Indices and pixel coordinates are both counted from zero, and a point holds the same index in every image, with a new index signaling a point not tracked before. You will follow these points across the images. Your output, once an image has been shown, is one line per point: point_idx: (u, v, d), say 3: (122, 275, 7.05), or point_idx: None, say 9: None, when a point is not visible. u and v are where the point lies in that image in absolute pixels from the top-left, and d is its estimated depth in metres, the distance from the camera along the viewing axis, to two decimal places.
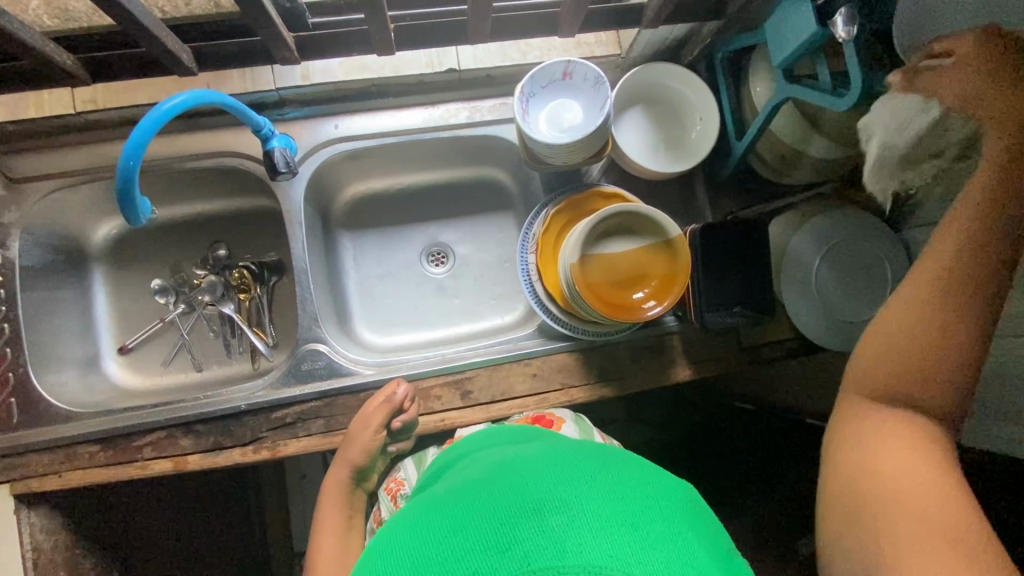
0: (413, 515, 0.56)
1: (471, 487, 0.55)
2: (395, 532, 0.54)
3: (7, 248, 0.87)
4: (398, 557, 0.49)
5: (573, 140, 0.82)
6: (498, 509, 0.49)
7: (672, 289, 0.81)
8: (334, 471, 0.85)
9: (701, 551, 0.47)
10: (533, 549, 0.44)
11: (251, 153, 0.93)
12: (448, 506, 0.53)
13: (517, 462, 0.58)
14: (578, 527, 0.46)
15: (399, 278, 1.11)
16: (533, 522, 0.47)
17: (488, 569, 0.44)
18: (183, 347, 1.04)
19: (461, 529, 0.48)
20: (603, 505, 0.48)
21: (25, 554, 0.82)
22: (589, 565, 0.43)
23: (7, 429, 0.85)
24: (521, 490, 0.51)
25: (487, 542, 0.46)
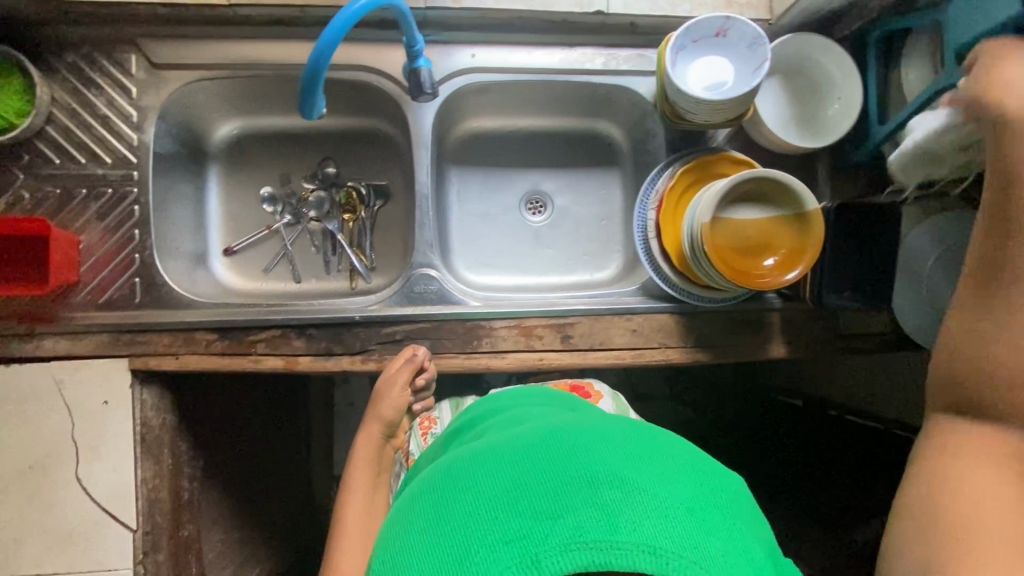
0: (454, 462, 0.57)
1: (517, 442, 0.55)
2: (439, 479, 0.55)
3: (143, 132, 0.88)
4: (443, 510, 0.50)
5: (723, 97, 0.80)
6: (552, 473, 0.49)
7: (804, 256, 0.81)
8: (365, 436, 0.88)
9: (748, 543, 0.48)
10: (585, 521, 0.45)
11: (387, 71, 0.92)
12: (492, 462, 0.53)
13: (563, 424, 0.57)
14: (631, 505, 0.46)
15: (498, 220, 1.12)
16: (586, 494, 0.47)
17: (543, 535, 0.44)
18: (285, 257, 1.06)
19: (513, 491, 0.48)
20: (658, 487, 0.48)
21: (136, 426, 0.86)
22: (644, 546, 0.43)
23: (129, 307, 0.87)
24: (573, 458, 0.51)
25: (540, 508, 0.46)
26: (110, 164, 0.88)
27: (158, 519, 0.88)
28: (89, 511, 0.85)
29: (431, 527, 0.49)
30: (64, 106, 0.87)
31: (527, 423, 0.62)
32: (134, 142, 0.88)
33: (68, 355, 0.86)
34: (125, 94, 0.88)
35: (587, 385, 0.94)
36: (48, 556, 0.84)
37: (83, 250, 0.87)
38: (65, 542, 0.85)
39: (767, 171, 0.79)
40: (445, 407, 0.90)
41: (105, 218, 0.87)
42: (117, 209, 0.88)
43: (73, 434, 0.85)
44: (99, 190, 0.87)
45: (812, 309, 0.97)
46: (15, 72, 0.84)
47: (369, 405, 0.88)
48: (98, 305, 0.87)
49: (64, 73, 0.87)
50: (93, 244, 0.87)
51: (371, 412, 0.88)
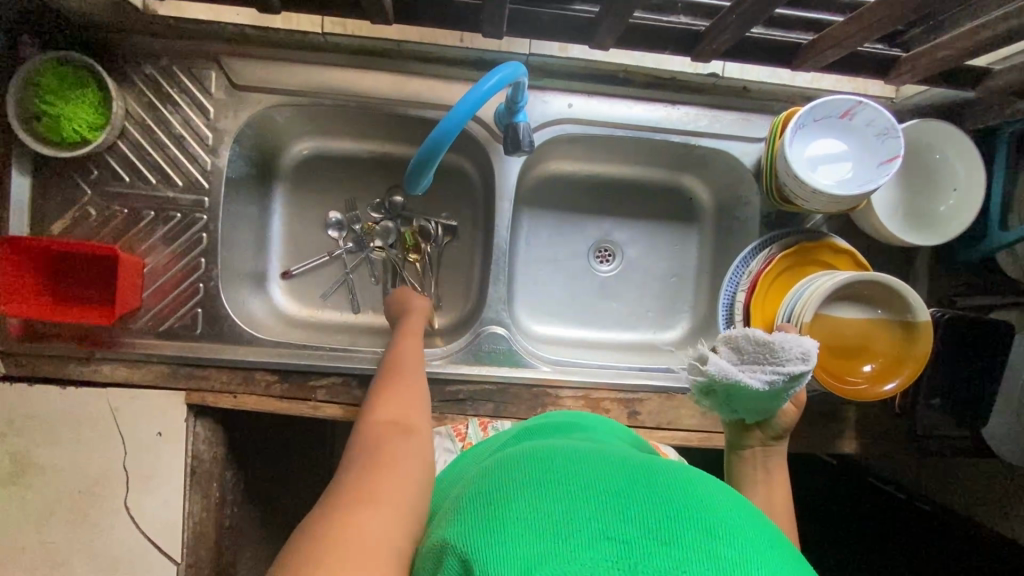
0: (556, 444, 0.50)
1: (631, 459, 0.48)
2: (539, 451, 0.48)
3: (217, 155, 0.84)
4: (536, 480, 0.43)
5: (843, 192, 0.75)
6: (674, 500, 0.41)
7: (906, 366, 0.76)
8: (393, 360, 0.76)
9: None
10: (700, 566, 0.36)
11: (477, 113, 0.86)
12: (599, 461, 0.46)
13: (687, 465, 0.49)
14: (758, 570, 0.37)
15: (564, 267, 1.07)
16: (708, 539, 0.38)
17: (648, 550, 0.37)
18: (344, 286, 1.02)
19: (621, 493, 0.41)
20: (787, 570, 0.39)
21: (188, 459, 0.84)
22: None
23: (190, 338, 0.84)
24: (698, 496, 0.42)
25: (649, 523, 0.39)
26: (181, 187, 0.83)
27: (201, 553, 0.87)
28: (134, 541, 0.83)
29: (516, 488, 0.43)
30: (138, 121, 0.82)
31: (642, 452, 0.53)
32: (207, 165, 0.84)
33: (126, 382, 0.83)
34: (202, 114, 0.83)
35: None
36: None
37: (147, 274, 0.84)
38: (109, 570, 0.83)
39: (878, 277, 0.74)
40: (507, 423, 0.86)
41: (172, 242, 0.84)
42: (185, 235, 0.84)
43: (124, 463, 0.83)
44: (168, 213, 0.83)
45: (893, 407, 0.92)
46: (91, 82, 0.79)
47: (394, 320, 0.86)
48: (158, 333, 0.84)
49: (140, 85, 0.82)
50: (157, 268, 0.84)
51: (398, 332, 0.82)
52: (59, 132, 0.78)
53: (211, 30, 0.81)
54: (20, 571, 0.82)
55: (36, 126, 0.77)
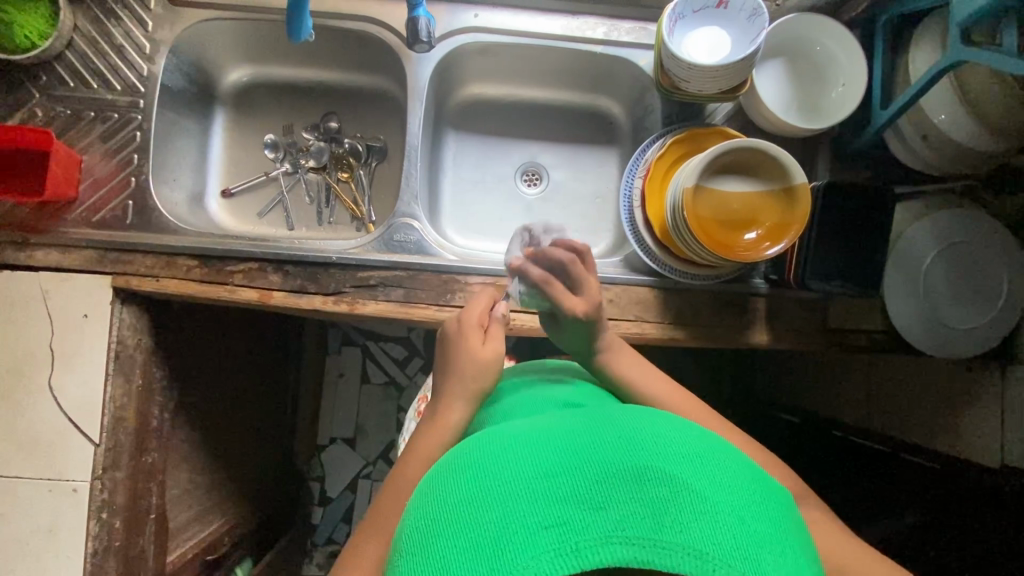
0: (483, 437, 0.55)
1: (556, 428, 0.54)
2: (471, 450, 0.53)
3: (153, 63, 0.92)
4: (471, 487, 0.48)
5: (715, 65, 0.80)
6: (596, 460, 0.48)
7: (788, 231, 0.78)
8: (428, 435, 0.69)
9: (793, 548, 0.47)
10: (630, 516, 0.43)
11: (390, 24, 0.94)
12: (527, 446, 0.51)
13: (606, 413, 0.56)
14: (681, 505, 0.44)
15: (491, 189, 1.11)
16: (633, 492, 0.45)
17: (583, 524, 0.43)
18: (280, 203, 1.08)
19: (551, 477, 0.47)
20: (706, 487, 0.46)
21: (111, 342, 0.88)
22: (690, 548, 0.42)
23: (121, 228, 0.90)
24: (616, 449, 0.49)
25: (581, 497, 0.45)
26: (120, 91, 0.92)
27: (121, 438, 0.90)
28: (56, 420, 0.87)
29: (457, 507, 0.47)
30: (83, 33, 0.92)
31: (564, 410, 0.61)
32: (144, 72, 0.92)
33: (56, 268, 0.88)
34: (141, 27, 0.92)
35: None
36: (11, 460, 0.86)
37: (85, 169, 0.91)
38: (30, 449, 0.87)
39: (753, 141, 0.78)
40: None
41: (108, 141, 0.91)
42: (120, 133, 0.91)
43: (49, 344, 0.87)
44: (107, 113, 0.91)
45: (804, 299, 0.93)
46: None
47: (448, 376, 0.72)
48: (91, 223, 0.90)
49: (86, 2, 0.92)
50: (94, 165, 0.91)
51: (452, 381, 0.72)
52: (10, 38, 0.87)
53: None
54: None
55: None
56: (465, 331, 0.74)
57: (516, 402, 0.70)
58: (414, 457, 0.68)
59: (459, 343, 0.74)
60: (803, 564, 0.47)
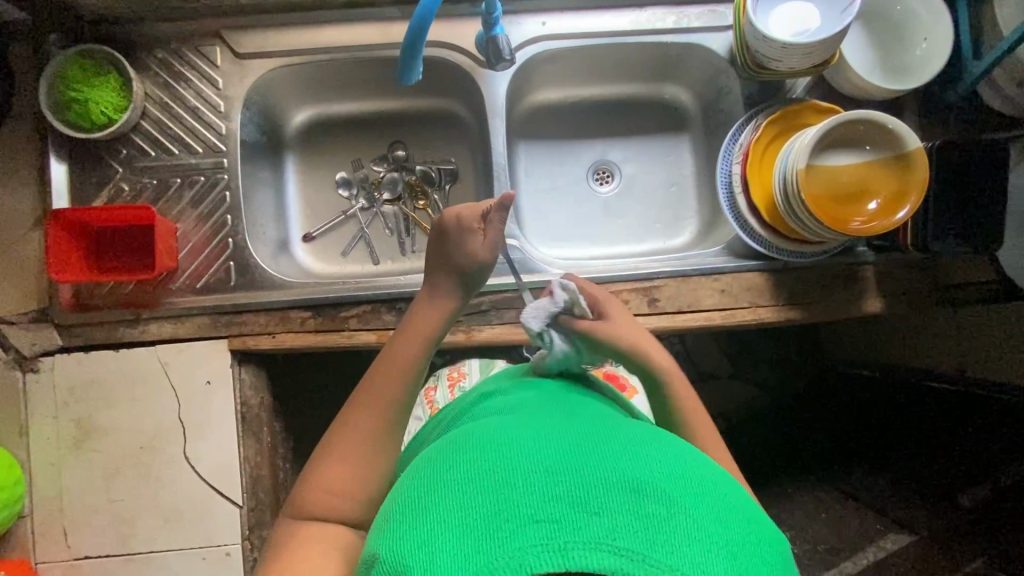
0: (487, 428, 0.54)
1: (560, 428, 0.52)
2: (476, 439, 0.52)
3: (230, 120, 0.92)
4: (474, 471, 0.47)
5: (811, 41, 0.78)
6: (597, 464, 0.46)
7: (909, 196, 0.78)
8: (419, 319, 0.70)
9: None
10: (623, 527, 0.42)
11: (460, 44, 0.93)
12: (529, 441, 0.49)
13: (614, 425, 0.54)
14: (673, 525, 0.42)
15: (566, 194, 1.10)
16: (628, 502, 0.43)
17: (574, 525, 0.42)
18: (362, 239, 1.07)
19: (546, 474, 0.45)
20: (703, 514, 0.44)
21: (238, 405, 0.88)
22: (677, 572, 0.40)
23: (226, 290, 0.90)
24: (619, 459, 0.47)
25: (575, 498, 0.43)
26: (201, 153, 0.91)
27: (261, 496, 0.90)
28: (197, 488, 0.88)
29: (449, 489, 0.46)
30: (156, 100, 0.91)
31: (569, 411, 0.59)
32: (222, 130, 0.91)
33: (172, 338, 0.89)
34: (212, 86, 0.91)
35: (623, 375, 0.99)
36: (161, 533, 0.87)
37: (180, 237, 0.90)
38: (177, 520, 0.87)
39: (860, 112, 0.77)
40: (475, 363, 0.99)
41: (199, 205, 0.91)
42: (210, 196, 0.91)
43: (178, 415, 0.87)
44: (193, 178, 0.91)
45: (911, 260, 0.92)
46: (112, 69, 0.87)
47: (438, 270, 0.70)
48: (195, 290, 0.90)
49: (154, 69, 0.91)
50: (188, 231, 0.90)
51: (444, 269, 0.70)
52: (88, 116, 0.86)
53: (210, 6, 0.90)
54: (96, 532, 0.87)
55: (67, 113, 0.85)
56: (465, 229, 0.67)
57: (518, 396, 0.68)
58: (385, 361, 0.68)
59: (455, 244, 0.69)
60: None
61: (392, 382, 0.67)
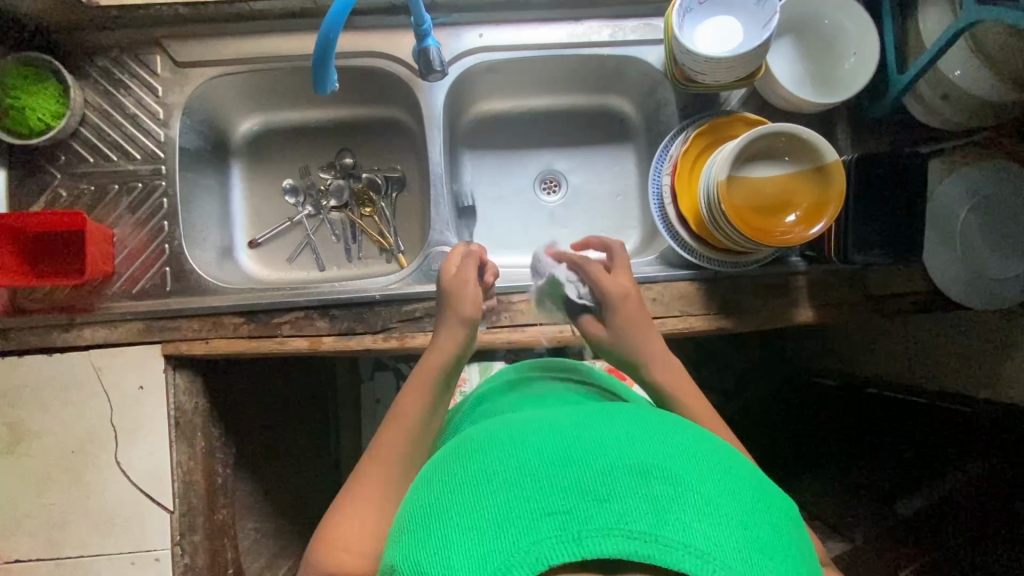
0: (491, 430, 0.55)
1: (563, 422, 0.53)
2: (480, 442, 0.53)
3: (169, 128, 0.93)
4: (481, 474, 0.48)
5: (730, 56, 0.80)
6: (601, 453, 0.47)
7: (826, 210, 0.79)
8: (429, 360, 0.74)
9: (795, 557, 0.45)
10: (633, 511, 0.42)
11: (397, 56, 0.95)
12: (534, 438, 0.50)
13: (617, 413, 0.55)
14: (682, 503, 0.43)
15: (513, 203, 1.11)
16: (634, 485, 0.44)
17: (585, 514, 0.42)
18: (308, 246, 1.08)
19: (554, 469, 0.46)
20: (710, 491, 0.45)
21: (170, 411, 0.89)
22: (691, 547, 0.41)
23: (161, 295, 0.91)
24: (622, 446, 0.48)
25: (583, 487, 0.44)
26: (140, 160, 0.92)
27: (194, 501, 0.90)
28: (127, 492, 0.88)
29: (461, 492, 0.47)
30: (96, 107, 0.92)
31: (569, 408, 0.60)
32: (161, 138, 0.93)
33: (106, 343, 0.90)
34: (152, 94, 0.93)
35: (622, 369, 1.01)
36: (91, 538, 0.87)
37: (117, 243, 0.91)
38: (107, 525, 0.87)
39: (780, 125, 0.78)
40: (474, 368, 1.03)
41: (137, 211, 0.92)
42: (148, 202, 0.92)
43: (110, 420, 0.88)
44: (131, 184, 0.92)
45: (843, 271, 0.94)
46: (52, 79, 0.88)
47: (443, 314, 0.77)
48: (131, 295, 0.91)
49: (94, 76, 0.92)
50: (126, 237, 0.91)
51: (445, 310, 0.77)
52: (27, 123, 0.87)
53: (148, 15, 0.91)
54: (24, 536, 0.87)
55: (4, 119, 0.86)
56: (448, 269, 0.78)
57: (524, 400, 0.69)
58: (410, 386, 0.73)
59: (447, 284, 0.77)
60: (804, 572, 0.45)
61: (420, 394, 0.72)
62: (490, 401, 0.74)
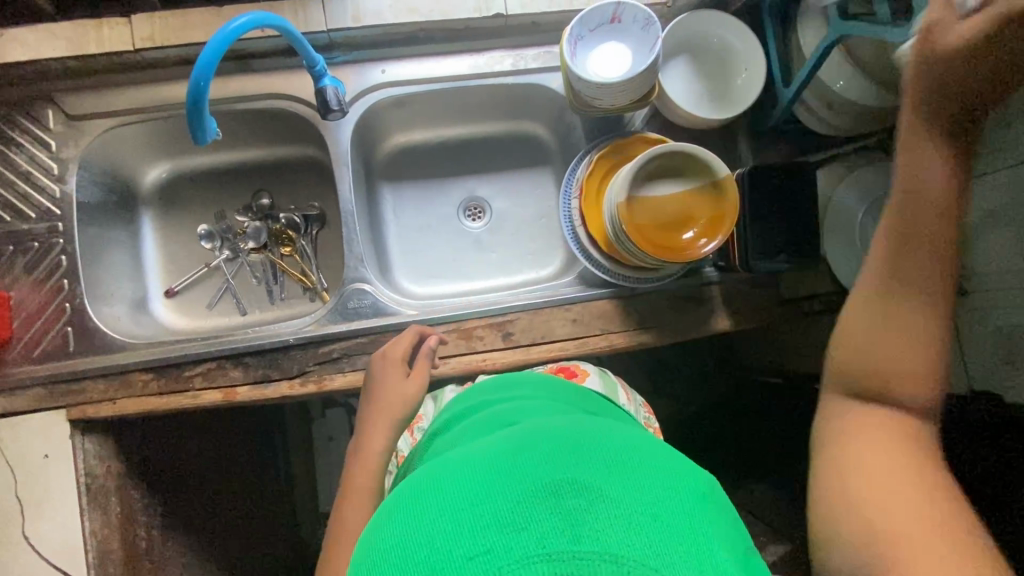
0: (413, 474, 0.50)
1: (482, 449, 0.49)
2: (397, 494, 0.48)
3: (65, 183, 0.90)
4: (401, 526, 0.43)
5: (620, 81, 0.82)
6: (513, 477, 0.43)
7: (721, 226, 0.81)
8: (361, 466, 0.74)
9: (723, 541, 0.43)
10: (549, 531, 0.39)
11: (300, 96, 0.95)
12: (451, 474, 0.46)
13: (536, 429, 0.52)
14: (597, 510, 0.40)
15: (436, 231, 1.11)
16: (549, 504, 0.41)
17: (502, 547, 0.38)
18: (228, 291, 1.05)
19: (472, 504, 0.42)
20: (622, 491, 0.42)
21: (80, 477, 0.85)
22: (608, 555, 0.38)
23: (64, 357, 0.88)
24: (538, 463, 0.45)
25: (498, 518, 0.40)
26: (34, 219, 0.89)
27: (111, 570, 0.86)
28: (34, 569, 0.83)
29: (383, 549, 0.42)
30: None
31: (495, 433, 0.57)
32: (56, 194, 0.90)
33: (7, 412, 0.86)
34: (45, 149, 0.90)
35: (572, 366, 0.89)
36: None
37: (14, 305, 0.88)
38: None
39: (677, 145, 0.80)
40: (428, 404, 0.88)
41: (33, 271, 0.88)
42: (45, 261, 0.89)
43: (12, 494, 0.83)
44: (25, 245, 0.88)
45: (754, 279, 0.96)
46: None
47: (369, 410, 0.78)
48: (32, 359, 0.87)
49: None
50: (23, 299, 0.88)
51: (374, 410, 0.77)
52: None
53: (38, 70, 0.89)
54: None
55: None
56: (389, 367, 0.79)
57: (459, 432, 0.65)
58: (346, 490, 0.73)
59: (384, 383, 0.78)
60: (736, 555, 0.43)
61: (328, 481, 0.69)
62: (437, 437, 0.69)
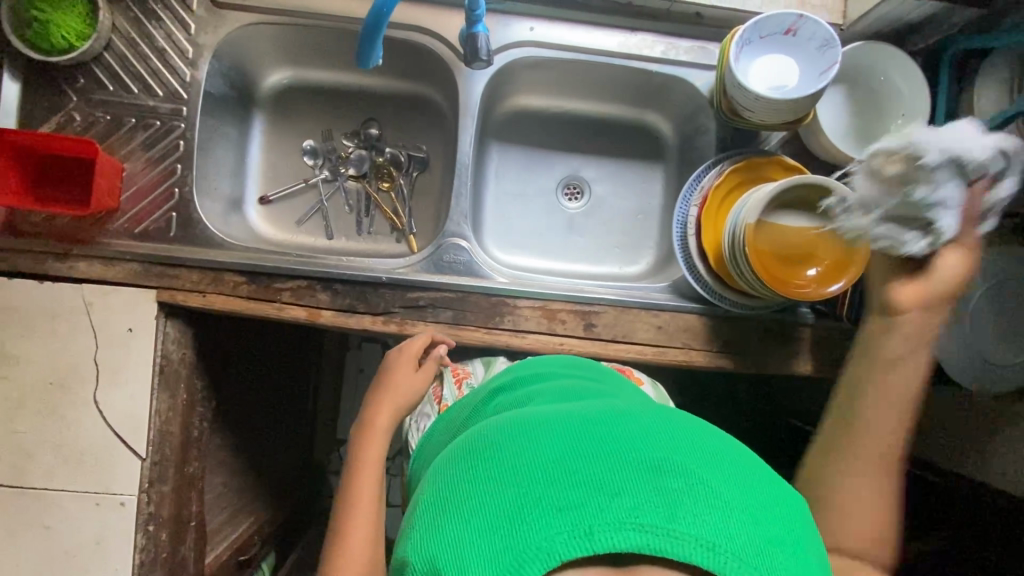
0: (495, 424, 0.51)
1: (571, 414, 0.49)
2: (480, 440, 0.49)
3: (197, 69, 0.90)
4: (488, 468, 0.44)
5: (783, 98, 0.78)
6: (610, 445, 0.43)
7: (845, 272, 0.78)
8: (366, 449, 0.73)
9: (808, 554, 0.41)
10: (644, 503, 0.38)
11: (443, 35, 0.92)
12: (540, 430, 0.46)
13: (626, 405, 0.51)
14: (694, 493, 0.40)
15: (533, 203, 1.09)
16: (644, 477, 0.40)
17: (594, 508, 0.39)
18: (319, 211, 1.05)
19: (563, 463, 0.42)
20: (719, 482, 0.41)
21: (156, 358, 0.87)
22: (703, 541, 0.37)
23: (164, 239, 0.89)
24: (632, 438, 0.44)
25: (590, 481, 0.40)
26: (161, 97, 0.89)
27: (167, 451, 0.89)
28: (100, 433, 0.86)
29: (468, 487, 0.43)
30: (124, 35, 0.88)
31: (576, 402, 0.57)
32: (187, 78, 0.89)
33: (100, 280, 0.87)
34: (184, 30, 0.89)
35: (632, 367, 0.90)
36: (59, 473, 0.86)
37: (126, 178, 0.89)
38: (77, 462, 0.86)
39: (820, 179, 0.77)
40: (479, 363, 0.91)
41: (150, 149, 0.89)
42: (163, 142, 0.89)
43: (93, 357, 0.86)
44: (148, 121, 0.89)
45: (849, 330, 0.93)
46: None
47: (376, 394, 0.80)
48: (132, 235, 0.88)
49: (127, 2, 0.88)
50: (136, 173, 0.89)
51: (377, 400, 0.79)
52: (48, 38, 0.83)
53: None
54: None
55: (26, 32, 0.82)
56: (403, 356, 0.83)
57: (533, 393, 0.63)
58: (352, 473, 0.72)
59: (393, 368, 0.81)
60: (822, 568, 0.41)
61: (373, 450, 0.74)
62: (504, 391, 0.68)
